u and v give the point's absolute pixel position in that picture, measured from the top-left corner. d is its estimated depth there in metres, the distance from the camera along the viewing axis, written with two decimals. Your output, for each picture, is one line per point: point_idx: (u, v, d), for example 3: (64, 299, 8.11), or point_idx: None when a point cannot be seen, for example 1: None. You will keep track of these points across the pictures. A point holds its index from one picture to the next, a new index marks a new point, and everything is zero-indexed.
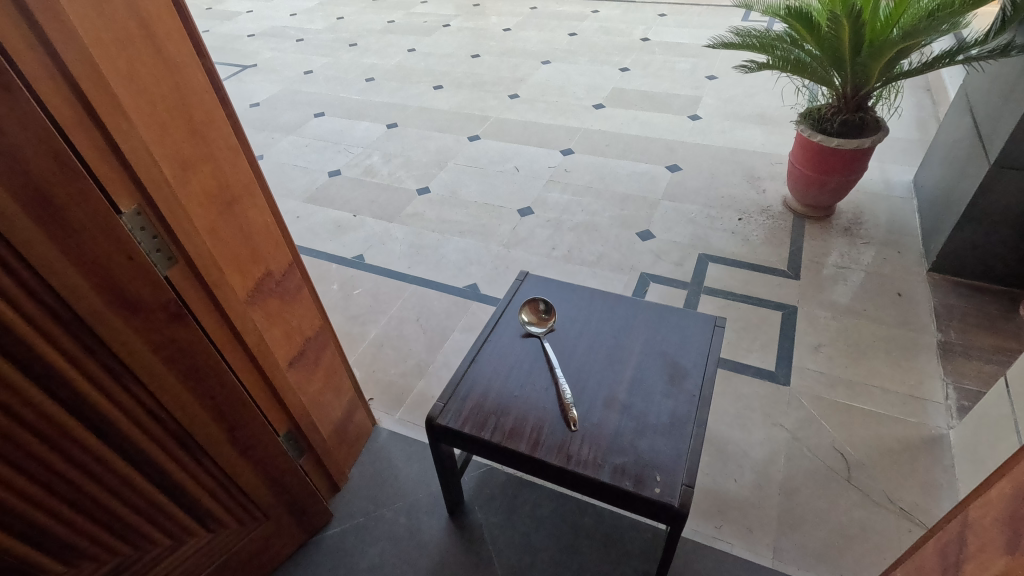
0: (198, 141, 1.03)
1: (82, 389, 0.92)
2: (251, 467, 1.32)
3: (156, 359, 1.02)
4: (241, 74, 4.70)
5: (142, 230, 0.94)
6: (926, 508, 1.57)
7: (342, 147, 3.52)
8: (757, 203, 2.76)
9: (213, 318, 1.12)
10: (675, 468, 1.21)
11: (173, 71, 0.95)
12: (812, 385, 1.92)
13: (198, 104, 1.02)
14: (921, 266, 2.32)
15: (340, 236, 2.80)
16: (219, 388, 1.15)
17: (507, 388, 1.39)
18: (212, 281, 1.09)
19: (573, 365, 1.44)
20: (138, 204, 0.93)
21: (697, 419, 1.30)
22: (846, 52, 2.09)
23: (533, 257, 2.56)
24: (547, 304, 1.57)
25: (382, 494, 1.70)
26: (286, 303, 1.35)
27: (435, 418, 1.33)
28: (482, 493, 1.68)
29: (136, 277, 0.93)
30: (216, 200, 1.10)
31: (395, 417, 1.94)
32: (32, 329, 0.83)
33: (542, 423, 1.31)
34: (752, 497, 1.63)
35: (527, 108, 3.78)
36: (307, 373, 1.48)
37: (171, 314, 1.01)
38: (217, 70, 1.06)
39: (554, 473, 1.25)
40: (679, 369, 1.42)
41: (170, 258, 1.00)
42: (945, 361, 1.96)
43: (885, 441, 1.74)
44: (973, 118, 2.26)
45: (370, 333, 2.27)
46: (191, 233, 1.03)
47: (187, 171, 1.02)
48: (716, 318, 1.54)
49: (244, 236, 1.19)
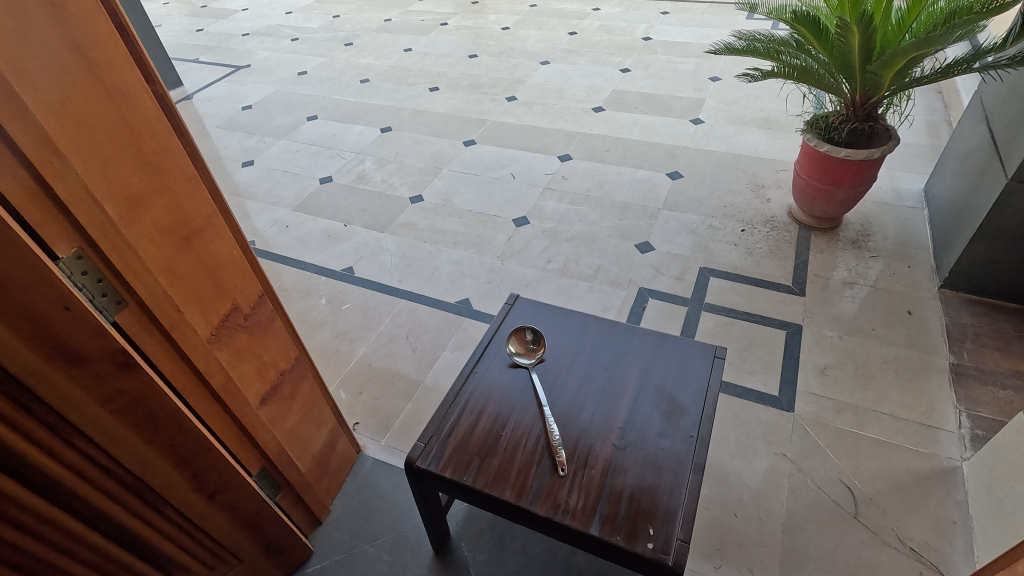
0: (151, 174, 0.94)
1: (22, 450, 0.85)
2: (220, 510, 1.25)
3: (104, 412, 0.94)
4: (234, 75, 4.60)
5: (83, 273, 0.86)
6: (939, 548, 1.48)
7: (334, 152, 3.43)
8: (762, 212, 2.66)
9: (169, 361, 1.04)
10: (670, 519, 1.12)
11: (117, 99, 0.86)
12: (817, 411, 1.83)
13: (149, 133, 0.93)
14: (932, 282, 2.23)
15: (330, 246, 2.72)
16: (179, 434, 1.07)
17: (492, 425, 1.31)
18: (168, 323, 1.01)
19: (563, 400, 1.36)
20: (79, 246, 0.85)
21: (695, 463, 1.21)
22: (856, 61, 1.98)
23: (529, 270, 2.47)
24: (535, 334, 1.49)
25: (366, 528, 1.63)
26: (256, 337, 1.26)
27: (414, 460, 1.25)
28: (469, 528, 1.60)
29: (76, 328, 0.85)
30: (175, 235, 1.01)
31: (380, 442, 1.87)
32: None
33: (528, 465, 1.23)
34: (754, 534, 1.55)
35: (525, 111, 3.68)
36: (282, 407, 1.39)
37: (121, 364, 0.93)
38: (169, 95, 0.96)
39: (539, 522, 1.16)
40: (675, 405, 1.33)
41: (118, 301, 0.92)
42: (958, 385, 1.86)
43: (895, 474, 1.65)
44: (988, 127, 2.15)
45: (357, 351, 2.19)
46: (142, 274, 0.94)
47: (139, 206, 0.93)
48: (716, 347, 1.45)
49: (208, 270, 1.09)
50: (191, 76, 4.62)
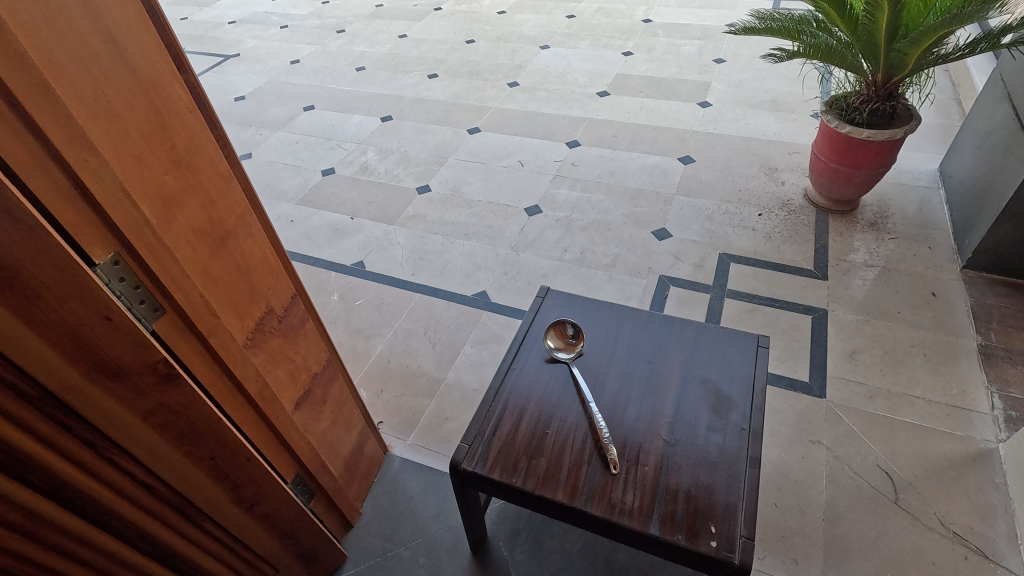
0: (184, 171, 0.87)
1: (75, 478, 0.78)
2: (259, 521, 1.19)
3: (146, 427, 0.88)
4: (223, 65, 4.46)
5: (121, 280, 0.80)
6: (982, 532, 1.47)
7: (334, 143, 3.34)
8: (777, 197, 2.63)
9: (208, 369, 0.98)
10: (731, 516, 1.09)
11: (150, 91, 0.79)
12: (848, 397, 1.81)
13: (181, 126, 0.85)
14: (954, 263, 2.21)
15: (337, 241, 2.64)
16: (220, 447, 1.02)
17: (538, 423, 1.27)
18: (205, 329, 0.94)
19: (607, 395, 1.32)
20: (116, 250, 0.78)
21: (750, 458, 1.17)
22: (882, 40, 1.95)
23: (545, 261, 2.42)
24: (573, 327, 1.44)
25: (398, 531, 1.58)
26: (289, 340, 1.19)
27: (460, 462, 1.21)
28: (505, 526, 1.56)
29: (115, 339, 0.79)
30: (209, 236, 0.94)
31: (406, 442, 1.82)
32: (4, 420, 0.69)
33: (578, 464, 1.19)
34: (795, 523, 1.53)
35: (528, 97, 3.60)
36: (315, 411, 1.34)
37: (161, 376, 0.87)
38: (201, 85, 0.89)
39: (595, 524, 1.12)
40: (722, 398, 1.29)
41: (156, 308, 0.86)
42: (987, 366, 1.85)
43: (932, 459, 1.63)
44: (1011, 105, 2.13)
45: (374, 349, 2.13)
46: (180, 278, 0.88)
47: (173, 207, 0.86)
48: (758, 336, 1.41)
49: (241, 272, 1.02)
50: None
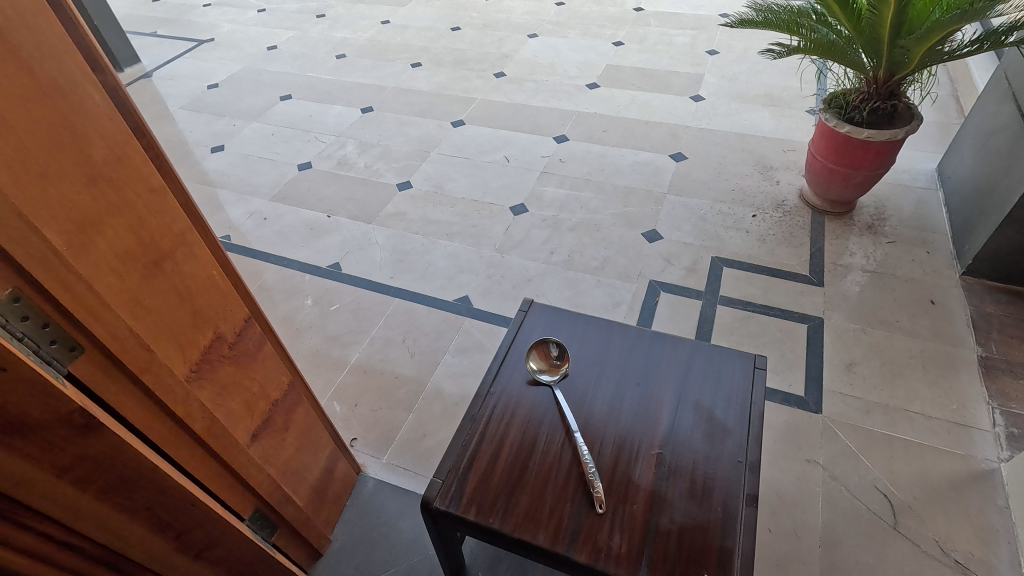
0: (105, 189, 0.75)
1: None
2: (209, 566, 1.08)
3: (64, 484, 0.77)
4: (196, 50, 4.26)
5: (23, 319, 0.68)
6: (984, 559, 1.40)
7: (312, 135, 3.19)
8: (772, 197, 2.54)
9: (142, 410, 0.87)
10: (726, 561, 1.00)
11: (55, 95, 0.67)
12: (845, 412, 1.74)
13: (99, 136, 0.73)
14: (953, 269, 2.14)
15: (313, 240, 2.51)
16: (159, 494, 0.91)
17: (518, 454, 1.17)
18: (137, 367, 0.83)
19: (593, 422, 1.22)
20: (16, 286, 0.66)
21: (747, 494, 1.08)
22: (886, 35, 1.85)
23: (530, 263, 2.31)
24: (558, 347, 1.34)
25: (371, 559, 1.48)
26: (243, 367, 1.08)
27: (432, 501, 1.11)
28: (485, 554, 1.46)
29: (16, 392, 0.67)
30: (140, 261, 0.82)
31: (382, 460, 1.72)
32: None
33: (561, 501, 1.09)
34: (790, 550, 1.45)
35: (516, 88, 3.46)
36: (276, 440, 1.23)
37: (79, 427, 0.75)
38: (123, 87, 0.77)
39: (578, 569, 1.03)
40: (717, 425, 1.20)
41: (71, 348, 0.74)
42: (988, 380, 1.78)
43: (932, 479, 1.56)
44: (1015, 105, 2.05)
45: (350, 358, 2.02)
46: (102, 313, 0.76)
47: (92, 231, 0.74)
48: (755, 357, 1.32)
49: (181, 298, 0.90)
50: (150, 52, 4.26)
